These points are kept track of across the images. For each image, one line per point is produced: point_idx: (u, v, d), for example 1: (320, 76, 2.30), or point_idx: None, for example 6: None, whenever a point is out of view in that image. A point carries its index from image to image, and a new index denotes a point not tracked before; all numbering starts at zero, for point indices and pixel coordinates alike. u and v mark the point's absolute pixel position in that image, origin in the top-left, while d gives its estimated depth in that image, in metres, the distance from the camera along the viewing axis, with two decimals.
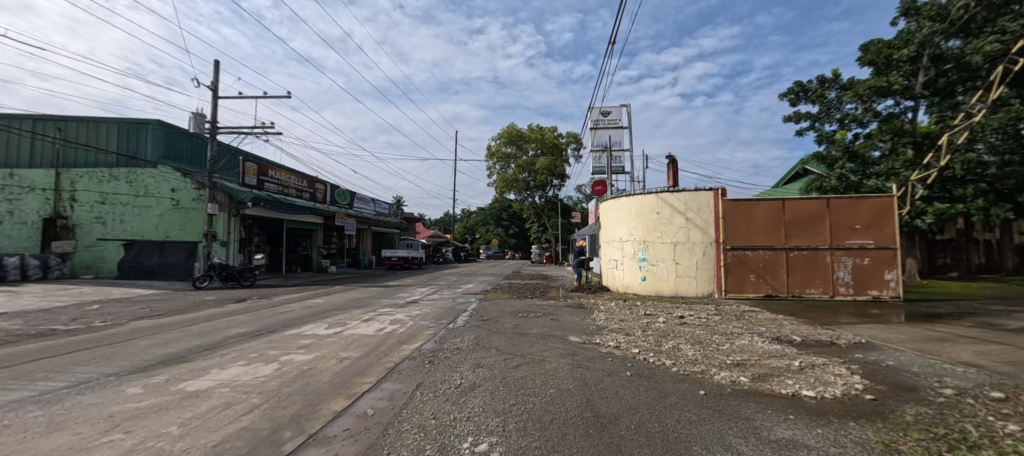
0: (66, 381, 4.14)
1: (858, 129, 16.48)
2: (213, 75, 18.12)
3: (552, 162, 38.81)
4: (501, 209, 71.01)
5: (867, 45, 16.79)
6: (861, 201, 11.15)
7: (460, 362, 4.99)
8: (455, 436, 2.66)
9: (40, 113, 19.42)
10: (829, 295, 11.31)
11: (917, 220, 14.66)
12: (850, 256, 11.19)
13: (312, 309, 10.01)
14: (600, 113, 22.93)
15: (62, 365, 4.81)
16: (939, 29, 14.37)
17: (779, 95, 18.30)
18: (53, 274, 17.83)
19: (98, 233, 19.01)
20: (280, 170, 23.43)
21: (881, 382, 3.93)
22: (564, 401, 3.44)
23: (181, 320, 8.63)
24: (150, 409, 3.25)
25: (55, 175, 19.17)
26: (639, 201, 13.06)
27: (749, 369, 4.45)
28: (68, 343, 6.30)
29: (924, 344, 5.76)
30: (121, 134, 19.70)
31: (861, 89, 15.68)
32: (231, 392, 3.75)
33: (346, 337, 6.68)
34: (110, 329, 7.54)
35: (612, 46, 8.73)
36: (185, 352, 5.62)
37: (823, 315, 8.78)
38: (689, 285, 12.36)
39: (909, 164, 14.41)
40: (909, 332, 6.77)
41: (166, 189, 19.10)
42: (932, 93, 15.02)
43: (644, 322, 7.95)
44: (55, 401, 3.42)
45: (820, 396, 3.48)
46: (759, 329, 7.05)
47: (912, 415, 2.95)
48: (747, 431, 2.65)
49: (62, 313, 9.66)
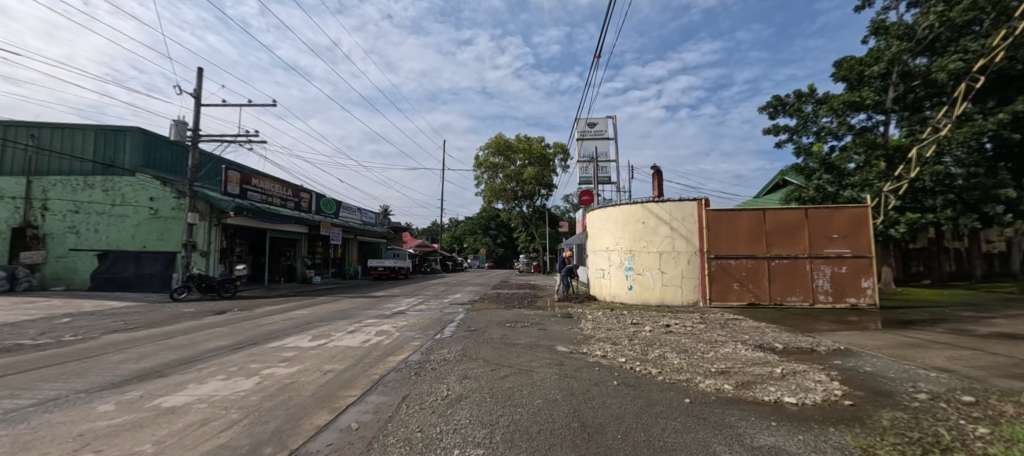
0: (33, 398, 3.96)
1: (834, 142, 17.05)
2: (197, 82, 17.82)
3: (540, 172, 39.00)
4: (489, 219, 71.19)
5: (840, 61, 17.58)
6: (838, 211, 11.52)
7: (447, 374, 4.92)
8: (440, 448, 2.63)
9: (12, 119, 18.91)
10: (809, 302, 11.57)
11: (891, 229, 15.16)
12: (828, 264, 11.52)
13: (295, 322, 9.77)
14: (587, 125, 23.44)
15: (30, 382, 4.61)
16: (907, 48, 15.04)
17: (759, 109, 18.88)
18: (20, 286, 17.09)
19: (71, 243, 18.34)
20: (264, 179, 22.93)
21: (859, 388, 4.03)
22: (552, 411, 3.44)
23: (158, 333, 8.35)
24: (123, 426, 3.14)
25: (26, 183, 18.53)
26: (625, 211, 13.22)
27: (733, 376, 4.53)
28: (38, 358, 6.07)
29: (899, 351, 5.93)
30: (97, 141, 19.18)
31: (836, 104, 16.30)
32: (210, 408, 3.65)
33: (332, 350, 6.57)
34: (81, 343, 7.24)
35: (596, 59, 8.65)
36: (161, 367, 5.43)
37: (803, 323, 8.98)
38: (675, 293, 12.46)
39: (882, 176, 14.95)
40: (885, 339, 6.98)
41: (144, 198, 18.56)
42: (902, 108, 15.66)
43: (632, 331, 8.03)
44: (20, 420, 3.27)
45: (802, 402, 3.56)
46: (743, 337, 7.18)
47: (889, 420, 3.04)
48: (731, 438, 2.69)
49: (29, 327, 9.23)
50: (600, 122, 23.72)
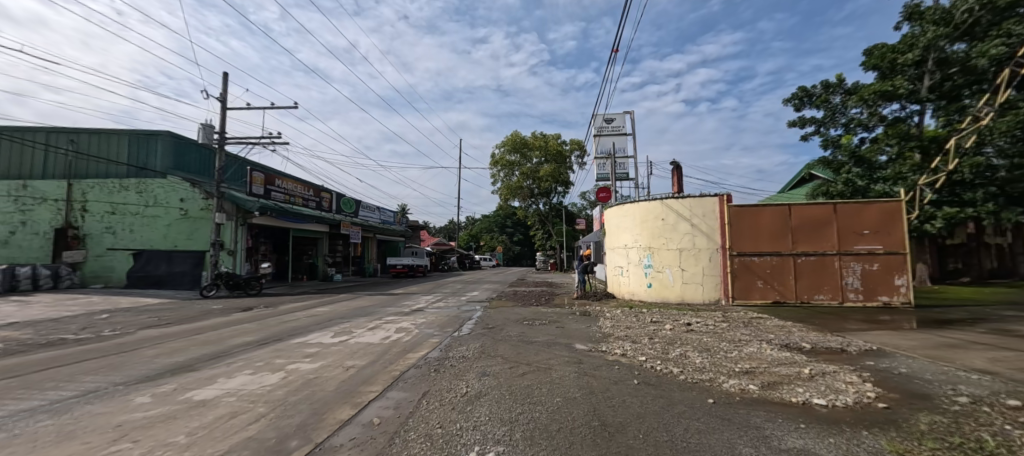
0: (77, 390, 4.18)
1: (865, 134, 16.41)
2: (222, 86, 18.41)
3: (556, 169, 38.79)
4: (505, 217, 71.59)
5: (871, 49, 16.79)
6: (868, 205, 11.08)
7: (465, 371, 4.95)
8: (461, 446, 2.63)
9: (53, 125, 19.92)
10: (838, 301, 11.16)
11: (926, 224, 14.48)
12: (859, 262, 11.08)
13: (318, 318, 10.03)
14: (604, 121, 23.19)
15: (71, 375, 4.86)
16: (944, 33, 14.28)
17: (783, 101, 18.28)
18: (63, 284, 18.04)
19: (108, 242, 19.23)
20: (287, 179, 23.53)
21: (894, 390, 3.86)
22: (571, 410, 3.40)
23: (189, 329, 8.68)
24: (158, 417, 3.27)
25: (66, 186, 19.44)
26: (644, 208, 13.02)
27: (758, 377, 4.40)
28: (79, 352, 6.40)
29: (936, 351, 5.67)
30: (132, 145, 20.11)
31: (866, 94, 15.62)
32: (238, 402, 3.75)
33: (352, 346, 6.70)
34: (120, 338, 7.61)
35: (615, 54, 8.56)
36: (192, 361, 5.65)
37: (831, 322, 8.67)
38: (696, 292, 12.23)
39: (916, 169, 14.25)
40: (919, 339, 6.66)
41: (175, 199, 19.31)
42: (938, 97, 14.92)
43: (651, 330, 7.92)
44: (65, 411, 3.45)
45: (832, 404, 3.42)
46: (767, 336, 6.99)
47: (927, 424, 2.89)
48: (757, 441, 2.61)
49: (71, 323, 9.73)
50: (617, 118, 23.46)
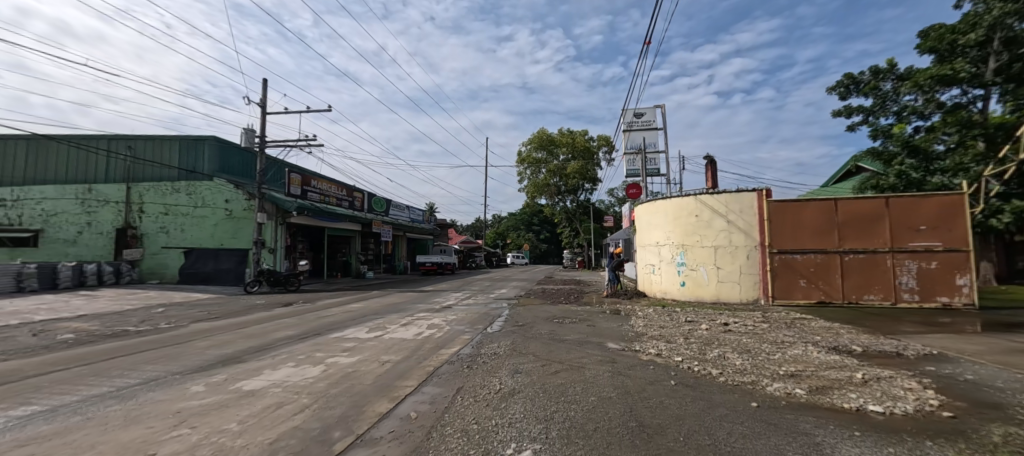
0: (139, 378, 4.51)
1: (919, 122, 15.27)
2: (262, 91, 19.29)
3: (583, 166, 38.40)
4: (532, 214, 71.74)
5: (927, 30, 15.56)
6: (926, 199, 10.29)
7: (497, 368, 4.99)
8: (497, 442, 2.66)
9: (113, 133, 21.49)
10: (890, 301, 10.47)
11: (992, 219, 13.35)
12: (914, 260, 10.34)
13: (352, 314, 10.35)
14: (633, 115, 22.68)
15: (133, 364, 5.24)
16: (1013, 9, 13.00)
17: (827, 89, 17.26)
18: (124, 279, 19.49)
19: (162, 241, 20.62)
20: (321, 180, 24.42)
21: (959, 398, 3.57)
22: (607, 410, 3.35)
23: (235, 323, 9.19)
24: (212, 405, 3.48)
25: (125, 189, 20.96)
26: (676, 204, 12.64)
27: (805, 380, 4.18)
28: (140, 342, 6.91)
29: (1007, 357, 5.19)
30: (182, 150, 21.44)
31: (921, 79, 14.52)
32: (283, 392, 3.94)
33: (386, 341, 6.89)
34: (174, 331, 8.16)
35: (646, 47, 8.27)
36: (240, 353, 5.98)
37: (884, 323, 8.12)
38: (732, 291, 11.76)
39: (981, 159, 13.14)
40: (985, 343, 6.13)
41: (221, 200, 20.46)
42: (1006, 80, 13.67)
43: (686, 329, 7.69)
44: (130, 397, 3.73)
45: (890, 412, 3.20)
46: (813, 338, 6.62)
47: (1001, 436, 2.65)
48: (808, 447, 2.49)
49: (132, 316, 10.52)
50: (647, 112, 22.91)
